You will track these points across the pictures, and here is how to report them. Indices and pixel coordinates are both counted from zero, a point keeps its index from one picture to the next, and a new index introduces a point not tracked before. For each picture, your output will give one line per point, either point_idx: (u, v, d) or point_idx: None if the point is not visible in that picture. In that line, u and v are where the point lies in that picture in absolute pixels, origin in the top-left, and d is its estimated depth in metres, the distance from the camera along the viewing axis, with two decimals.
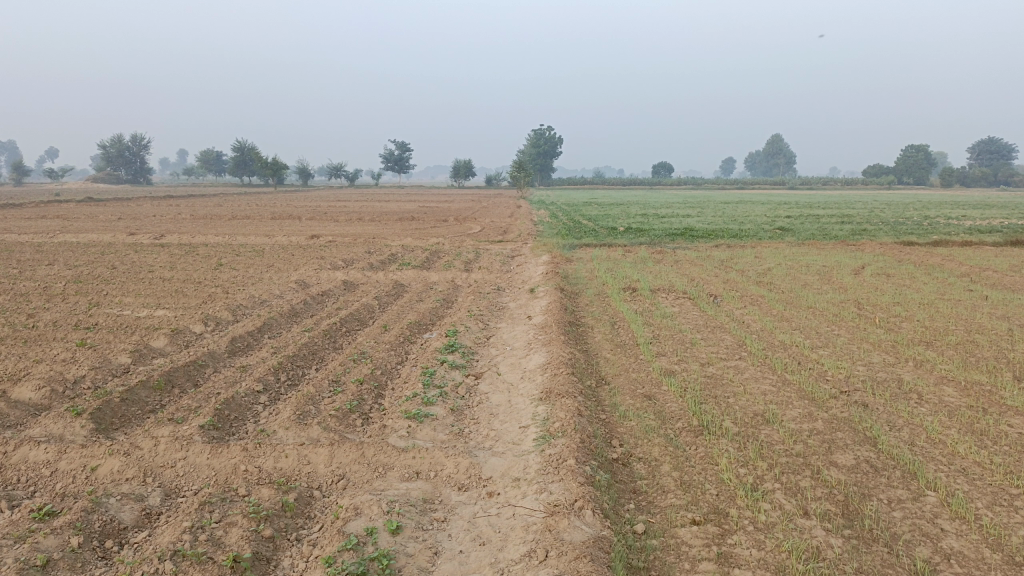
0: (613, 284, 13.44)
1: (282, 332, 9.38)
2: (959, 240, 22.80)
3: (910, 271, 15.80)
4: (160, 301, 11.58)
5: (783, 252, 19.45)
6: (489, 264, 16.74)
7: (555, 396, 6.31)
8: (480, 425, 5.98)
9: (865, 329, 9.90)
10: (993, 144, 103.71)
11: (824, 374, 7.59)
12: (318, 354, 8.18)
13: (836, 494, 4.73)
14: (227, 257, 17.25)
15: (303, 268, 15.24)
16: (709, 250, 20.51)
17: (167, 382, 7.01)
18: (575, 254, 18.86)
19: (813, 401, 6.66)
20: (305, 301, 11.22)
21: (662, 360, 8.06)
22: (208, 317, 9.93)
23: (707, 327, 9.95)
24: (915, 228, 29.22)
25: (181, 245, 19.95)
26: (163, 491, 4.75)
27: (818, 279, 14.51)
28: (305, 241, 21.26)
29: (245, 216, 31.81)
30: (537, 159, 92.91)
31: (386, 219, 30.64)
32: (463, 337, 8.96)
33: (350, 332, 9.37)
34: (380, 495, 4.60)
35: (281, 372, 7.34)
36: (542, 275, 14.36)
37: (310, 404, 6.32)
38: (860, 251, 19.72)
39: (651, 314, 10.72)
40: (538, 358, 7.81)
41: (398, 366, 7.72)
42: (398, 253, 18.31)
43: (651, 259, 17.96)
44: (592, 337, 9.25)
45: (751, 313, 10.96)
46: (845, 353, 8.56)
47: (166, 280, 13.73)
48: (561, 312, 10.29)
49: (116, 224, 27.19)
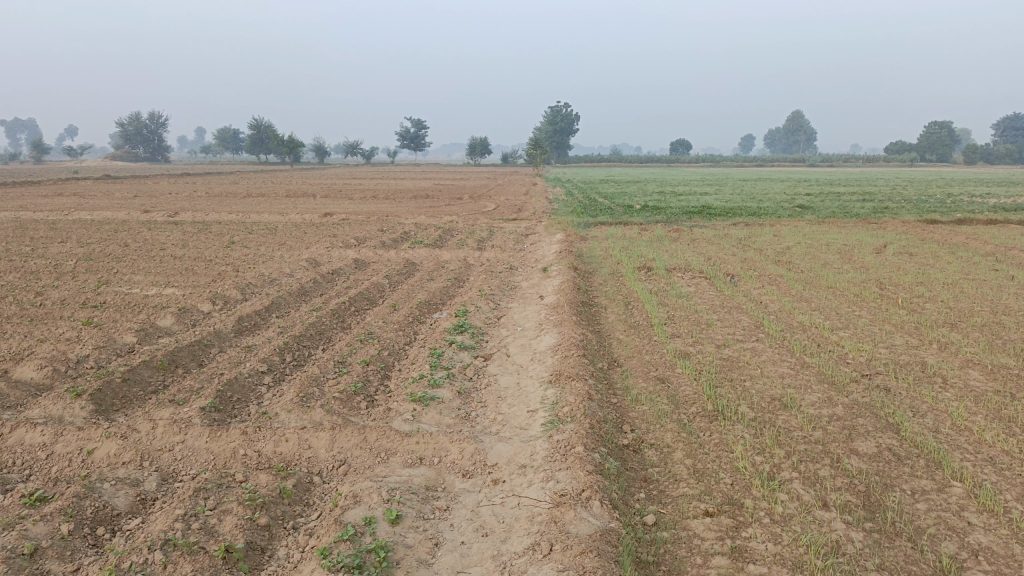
0: (628, 263, 13.19)
1: (290, 311, 9.24)
2: (984, 219, 22.26)
3: (934, 250, 15.41)
4: (169, 279, 11.49)
5: (803, 230, 19.09)
6: (503, 243, 16.53)
7: (565, 379, 6.12)
8: (488, 408, 5.81)
9: (887, 310, 9.61)
10: (1020, 120, 101.66)
11: (844, 357, 7.35)
12: (325, 334, 8.04)
13: (857, 484, 4.53)
14: (239, 235, 17.15)
15: (315, 246, 15.11)
16: (727, 227, 20.19)
17: (170, 362, 6.90)
18: (590, 232, 18.60)
19: (833, 385, 6.43)
20: (315, 279, 11.09)
21: (676, 342, 7.84)
22: (216, 296, 9.82)
23: (724, 308, 9.70)
24: (937, 207, 28.60)
25: (194, 222, 19.89)
26: (160, 476, 4.63)
27: (838, 258, 14.19)
28: (318, 218, 21.15)
29: (260, 193, 31.74)
30: (553, 136, 92.14)
31: (401, 197, 30.43)
32: (474, 317, 8.79)
33: (359, 311, 9.22)
34: (381, 481, 4.45)
35: (286, 353, 7.21)
36: (556, 253, 14.15)
37: (314, 386, 6.18)
38: (882, 230, 19.30)
39: (666, 294, 10.48)
40: (549, 339, 7.62)
41: (405, 347, 7.56)
42: (410, 231, 18.15)
43: (667, 237, 17.68)
44: (605, 317, 9.03)
45: (769, 293, 10.69)
46: (866, 335, 8.30)
47: (177, 258, 13.64)
48: (574, 291, 10.09)
49: (131, 201, 27.19)
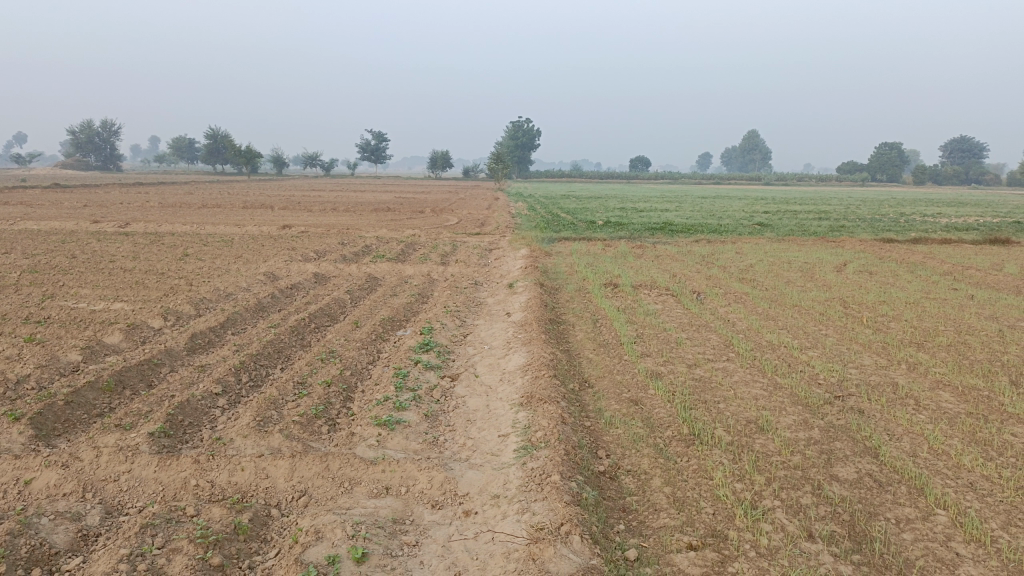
0: (594, 280, 13.06)
1: (247, 327, 8.88)
2: (939, 238, 22.72)
3: (893, 268, 15.61)
4: (119, 293, 11.00)
5: (765, 248, 19.24)
6: (466, 258, 16.29)
7: (536, 401, 5.91)
8: (456, 432, 5.56)
9: (853, 329, 9.61)
10: (965, 143, 105.22)
11: (816, 378, 7.26)
12: (283, 353, 7.70)
13: (841, 513, 4.39)
14: (194, 247, 16.62)
15: (273, 259, 14.70)
16: (690, 244, 20.28)
17: (117, 383, 6.51)
18: (554, 247, 18.48)
19: (807, 407, 6.33)
20: (273, 294, 10.71)
21: (647, 361, 7.68)
22: (168, 311, 9.40)
23: (693, 326, 9.60)
24: (891, 226, 29.20)
25: (146, 234, 19.27)
26: (104, 509, 4.28)
27: (801, 276, 14.26)
28: (277, 231, 20.66)
29: (216, 204, 31.05)
30: (515, 151, 92.44)
31: (361, 210, 30.00)
32: (439, 335, 8.53)
33: (319, 328, 8.90)
34: (345, 515, 4.17)
35: (243, 372, 6.87)
36: (521, 269, 13.97)
37: (273, 409, 5.85)
38: (841, 248, 19.55)
39: (633, 312, 10.34)
40: (518, 359, 7.40)
41: (369, 366, 7.27)
42: (371, 244, 17.81)
43: (631, 253, 17.64)
44: (573, 336, 8.85)
45: (736, 311, 10.64)
46: (835, 355, 8.25)
47: (127, 271, 13.12)
48: (541, 308, 9.90)
49: (80, 211, 26.28)
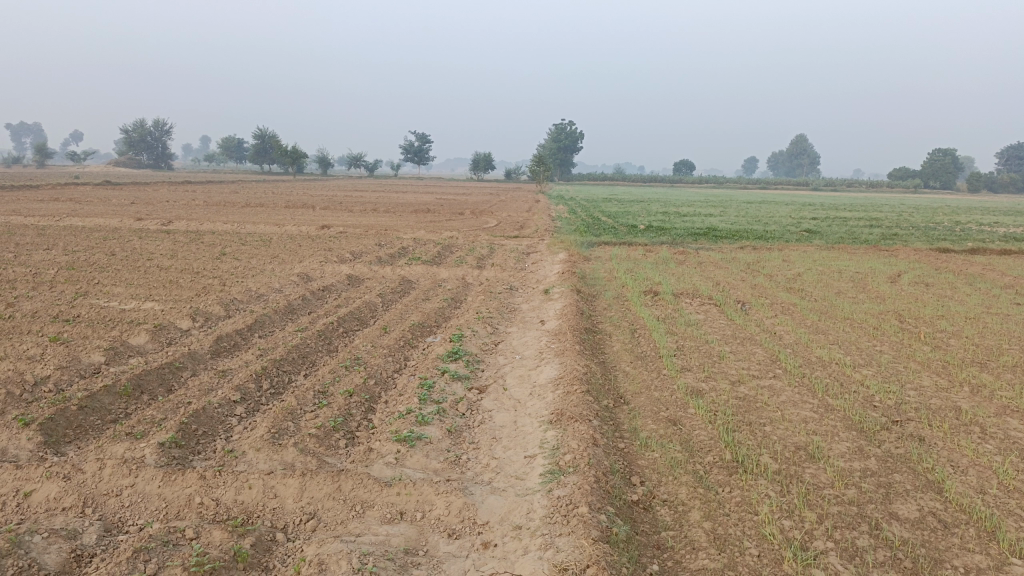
0: (634, 287, 12.63)
1: (274, 331, 8.67)
2: (998, 249, 21.68)
3: (950, 280, 14.86)
4: (151, 292, 10.91)
5: (814, 256, 18.54)
6: (503, 261, 15.96)
7: (567, 419, 5.53)
8: (480, 451, 5.22)
9: (910, 346, 9.01)
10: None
11: (870, 400, 6.75)
12: (308, 359, 7.45)
13: (901, 558, 3.93)
14: (231, 246, 16.59)
15: (308, 260, 14.56)
16: (735, 251, 19.66)
17: (135, 387, 6.32)
18: (594, 252, 18.05)
19: (861, 433, 5.83)
20: (303, 296, 10.50)
21: (687, 376, 7.25)
22: (196, 312, 9.24)
23: (736, 339, 9.11)
24: (946, 235, 28.12)
25: (186, 232, 19.35)
26: (102, 526, 4.02)
27: (852, 287, 13.62)
28: (315, 231, 20.61)
29: (258, 203, 31.29)
30: (557, 154, 92.10)
31: (401, 210, 29.94)
32: (469, 343, 8.21)
33: (347, 333, 8.65)
34: (353, 543, 3.86)
35: (264, 379, 6.62)
36: (558, 274, 13.59)
37: (290, 420, 5.58)
38: (894, 257, 18.75)
39: (674, 322, 9.88)
40: (550, 371, 7.03)
41: (394, 375, 6.97)
42: (408, 246, 17.60)
43: (673, 260, 17.12)
44: (610, 347, 8.44)
45: (783, 323, 10.13)
46: (891, 374, 7.70)
47: (163, 270, 13.09)
48: (577, 317, 9.51)
49: (126, 209, 26.66)
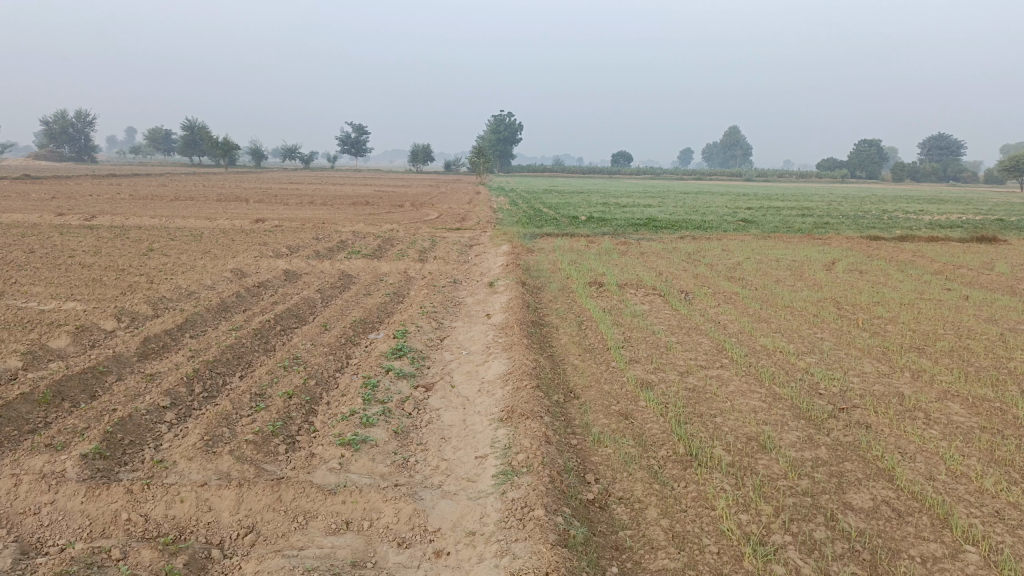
0: (578, 278, 12.56)
1: (207, 330, 8.27)
2: (925, 236, 22.42)
3: (883, 267, 15.26)
4: (73, 291, 10.32)
5: (752, 245, 18.84)
6: (446, 254, 15.71)
7: (518, 417, 5.36)
8: (429, 452, 5.01)
9: (850, 333, 9.16)
10: (943, 140, 106.22)
11: (816, 388, 6.79)
12: (244, 359, 7.11)
13: (859, 550, 3.90)
14: (160, 241, 15.90)
15: (243, 255, 14.04)
16: (675, 241, 19.83)
17: (55, 394, 5.90)
18: (536, 244, 17.94)
19: (810, 422, 5.84)
20: (238, 292, 10.08)
21: (636, 369, 7.17)
22: (122, 312, 8.75)
23: (682, 329, 9.10)
24: (876, 223, 29.00)
25: (111, 227, 18.50)
26: (18, 548, 3.66)
27: (790, 275, 13.85)
28: (250, 225, 19.95)
29: (188, 196, 30.21)
30: (496, 145, 91.94)
31: (339, 203, 29.33)
32: (414, 339, 7.97)
33: (285, 331, 8.31)
34: (296, 557, 3.61)
35: (196, 382, 6.27)
36: (502, 267, 13.43)
37: (225, 425, 5.27)
38: (828, 245, 19.19)
39: (619, 313, 9.83)
40: (498, 367, 6.85)
41: (336, 375, 6.69)
42: (347, 239, 17.17)
43: (615, 250, 17.14)
44: (557, 340, 8.32)
45: (726, 313, 10.18)
46: (834, 361, 7.78)
47: (85, 267, 12.42)
48: (523, 310, 9.36)
49: (46, 203, 25.40)
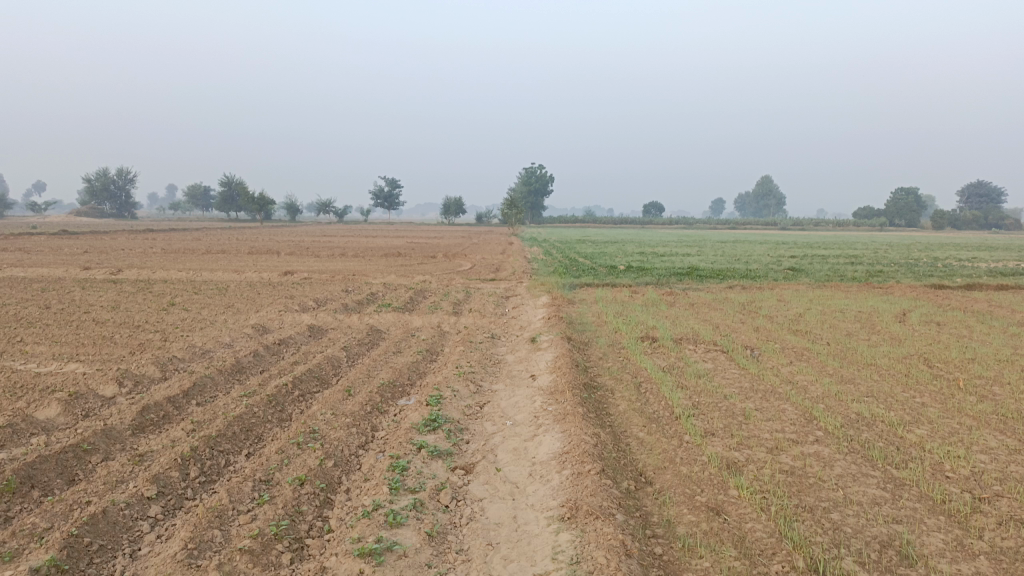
0: (628, 333, 11.45)
1: (216, 396, 7.30)
2: (993, 284, 20.94)
3: (961, 318, 13.90)
4: (78, 351, 9.43)
5: (809, 295, 17.56)
6: (481, 307, 14.68)
7: (584, 516, 4.24)
8: (473, 566, 3.89)
9: (954, 397, 7.88)
10: (983, 187, 104.14)
11: (941, 470, 5.55)
12: (253, 434, 6.08)
13: None
14: (182, 295, 15.15)
15: (266, 309, 13.17)
16: (724, 291, 18.64)
17: (23, 480, 4.92)
18: (576, 295, 16.88)
19: (950, 521, 4.60)
20: (255, 351, 9.11)
21: (715, 444, 6.00)
22: (125, 375, 7.82)
23: (757, 392, 7.92)
24: (932, 270, 27.50)
25: (136, 281, 17.82)
26: None
27: (861, 328, 12.59)
28: (278, 277, 19.20)
29: (220, 249, 29.75)
30: (528, 197, 91.82)
31: (371, 255, 28.72)
32: (450, 407, 6.89)
33: (303, 397, 7.30)
34: None
35: (192, 465, 5.24)
36: (543, 320, 12.37)
37: (218, 526, 4.22)
38: (890, 294, 17.86)
39: (681, 374, 8.65)
40: (552, 443, 5.73)
41: (360, 454, 5.62)
42: (378, 292, 16.31)
43: (662, 301, 15.99)
44: (615, 406, 7.19)
45: (802, 371, 8.98)
46: (950, 433, 6.54)
47: (99, 324, 11.63)
48: (573, 370, 8.26)
49: (76, 258, 25.00)
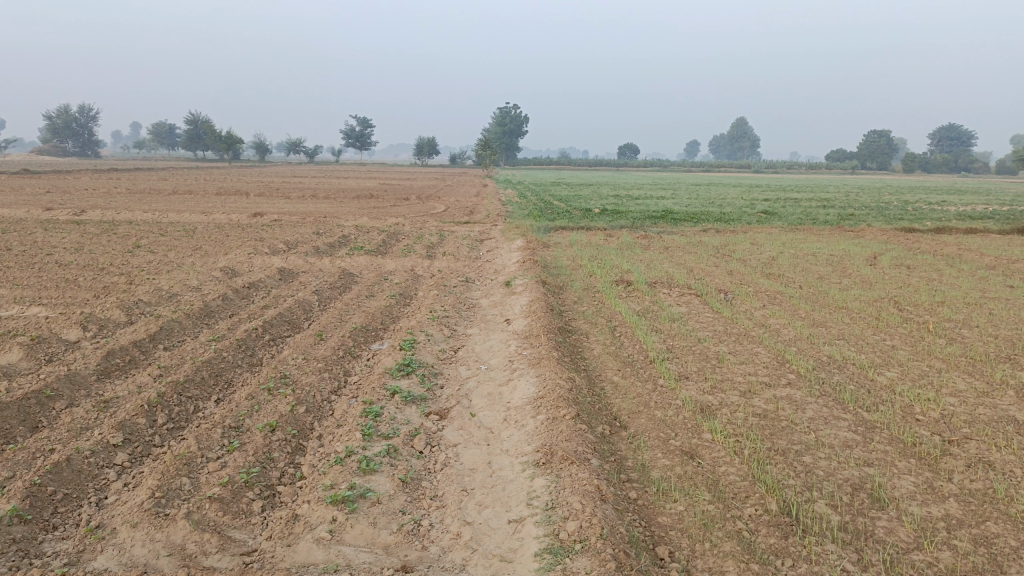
0: (603, 276, 11.41)
1: (184, 340, 7.14)
2: (962, 228, 21.17)
3: (931, 262, 14.04)
4: (40, 294, 9.17)
5: (782, 238, 17.62)
6: (455, 250, 14.52)
7: (560, 462, 4.21)
8: (448, 512, 3.86)
9: (924, 340, 7.97)
10: (954, 131, 104.80)
11: (911, 413, 5.61)
12: (223, 379, 5.96)
13: None
14: (148, 237, 14.79)
15: (235, 252, 12.90)
16: (699, 234, 18.64)
17: None
18: (551, 238, 16.77)
19: (920, 464, 4.66)
20: (224, 295, 8.92)
21: (690, 388, 6.00)
22: (89, 319, 7.61)
23: (732, 336, 7.94)
24: (903, 214, 27.73)
25: (100, 222, 17.35)
26: None
27: (833, 271, 12.66)
28: (247, 219, 18.81)
29: (187, 190, 29.06)
30: (502, 138, 90.67)
31: (343, 196, 28.24)
32: (424, 352, 6.81)
33: (274, 341, 7.17)
34: None
35: (160, 411, 5.13)
36: (518, 263, 12.27)
37: (186, 474, 4.13)
38: (862, 238, 17.98)
39: (656, 317, 8.64)
40: (527, 388, 5.69)
41: (333, 400, 5.54)
42: (350, 234, 16.06)
43: (636, 244, 15.93)
44: (590, 350, 7.16)
45: (776, 315, 9.02)
46: (920, 376, 6.62)
47: (62, 266, 11.31)
48: (548, 313, 8.21)
49: (37, 198, 24.27)
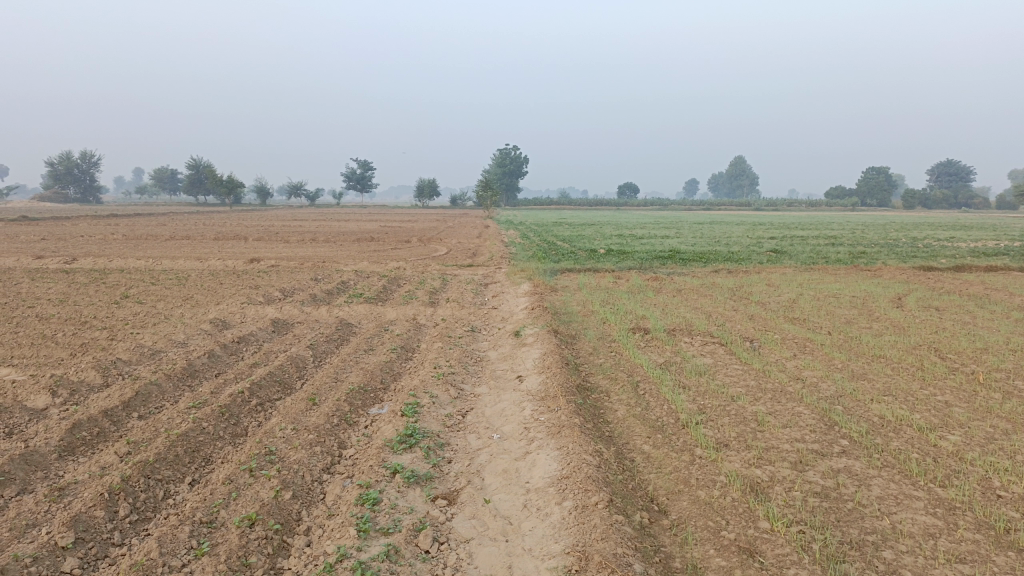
0: (617, 323, 10.72)
1: (163, 407, 6.42)
2: (981, 265, 20.49)
3: (960, 303, 13.33)
4: (12, 354, 8.45)
5: (799, 279, 16.92)
6: (460, 296, 13.86)
7: (597, 571, 3.48)
8: None
9: (978, 395, 7.24)
10: (953, 167, 104.95)
11: (992, 489, 4.86)
12: (200, 456, 5.23)
13: None
14: (137, 286, 14.11)
15: (228, 302, 12.21)
16: (711, 275, 17.97)
17: None
18: (558, 281, 16.09)
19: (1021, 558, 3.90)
20: (210, 352, 8.21)
21: (733, 459, 5.26)
22: (59, 383, 6.89)
23: (766, 392, 7.22)
24: (917, 251, 27.02)
25: (89, 271, 16.70)
26: None
27: (860, 314, 11.96)
28: (242, 265, 18.15)
29: (185, 235, 28.51)
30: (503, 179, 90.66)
31: (343, 240, 27.68)
32: (429, 417, 6.09)
33: (261, 407, 6.44)
34: None
35: (122, 501, 4.39)
36: (525, 310, 11.58)
37: None
38: (881, 277, 17.30)
39: (680, 371, 7.93)
40: (548, 465, 4.96)
41: (325, 483, 4.80)
42: (349, 280, 15.37)
43: (648, 288, 15.22)
44: (613, 413, 6.43)
45: (810, 366, 8.30)
46: (987, 440, 5.87)
47: (42, 320, 10.62)
48: (563, 369, 7.50)
49: (30, 246, 23.66)
